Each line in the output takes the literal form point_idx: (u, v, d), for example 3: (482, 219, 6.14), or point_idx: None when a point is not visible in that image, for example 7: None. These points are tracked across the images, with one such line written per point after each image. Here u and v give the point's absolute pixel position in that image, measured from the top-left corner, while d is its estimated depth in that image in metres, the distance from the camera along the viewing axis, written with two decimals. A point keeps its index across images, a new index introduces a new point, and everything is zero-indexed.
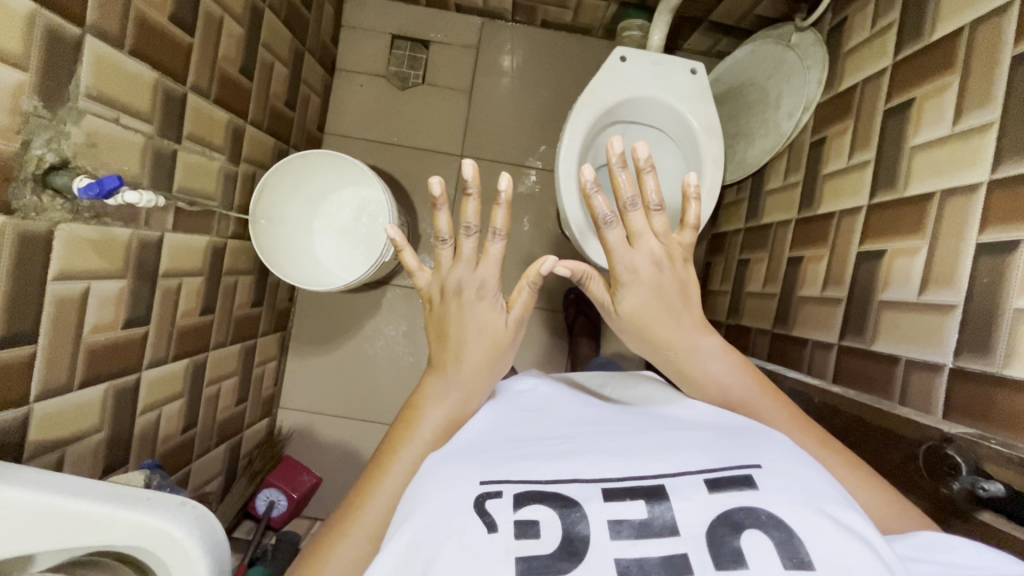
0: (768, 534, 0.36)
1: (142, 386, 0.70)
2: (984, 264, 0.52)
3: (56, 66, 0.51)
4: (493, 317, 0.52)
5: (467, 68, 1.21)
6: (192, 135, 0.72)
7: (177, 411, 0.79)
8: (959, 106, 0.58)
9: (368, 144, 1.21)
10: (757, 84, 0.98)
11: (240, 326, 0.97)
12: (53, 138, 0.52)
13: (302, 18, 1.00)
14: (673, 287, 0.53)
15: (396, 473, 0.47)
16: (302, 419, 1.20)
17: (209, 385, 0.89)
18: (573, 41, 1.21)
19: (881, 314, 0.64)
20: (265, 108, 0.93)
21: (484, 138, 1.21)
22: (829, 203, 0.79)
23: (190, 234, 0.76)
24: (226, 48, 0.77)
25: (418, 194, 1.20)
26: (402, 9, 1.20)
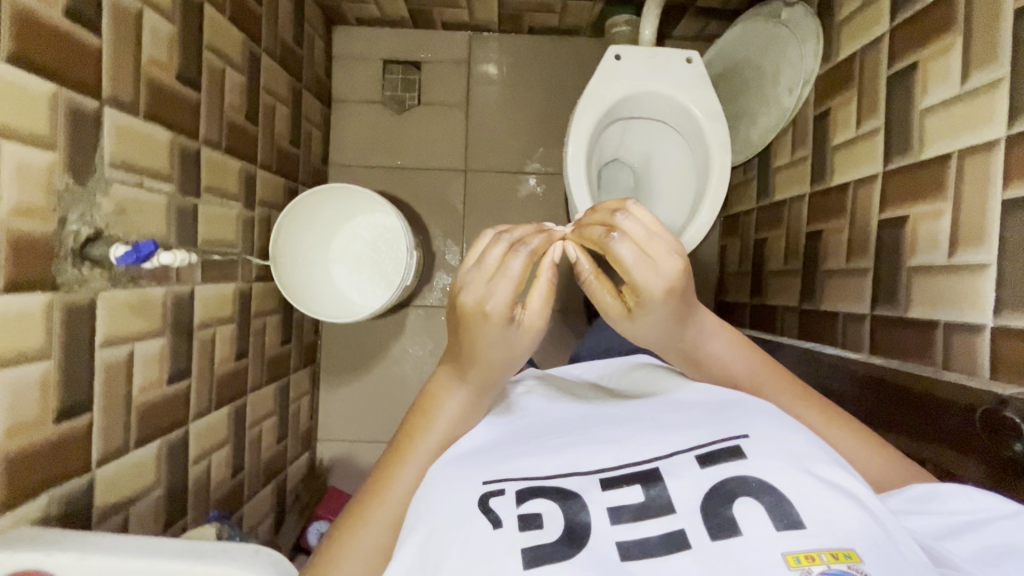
0: (760, 500, 0.37)
1: (191, 438, 0.72)
2: (1013, 219, 0.52)
3: (82, 141, 0.52)
4: (504, 330, 0.47)
5: (461, 83, 1.22)
6: (210, 187, 0.74)
7: (225, 457, 0.81)
8: (967, 64, 0.58)
9: (373, 170, 1.22)
10: (752, 63, 0.98)
11: (273, 365, 0.99)
12: (85, 211, 0.53)
13: (296, 56, 1.02)
14: (690, 286, 0.49)
15: (415, 462, 0.49)
16: (341, 449, 1.22)
17: (251, 427, 0.90)
18: (562, 43, 1.22)
19: (912, 280, 0.64)
20: (273, 150, 0.95)
21: (486, 149, 1.22)
22: (842, 173, 0.79)
23: (218, 283, 0.78)
24: (231, 97, 0.79)
25: (428, 213, 1.22)
26: (390, 34, 1.21)
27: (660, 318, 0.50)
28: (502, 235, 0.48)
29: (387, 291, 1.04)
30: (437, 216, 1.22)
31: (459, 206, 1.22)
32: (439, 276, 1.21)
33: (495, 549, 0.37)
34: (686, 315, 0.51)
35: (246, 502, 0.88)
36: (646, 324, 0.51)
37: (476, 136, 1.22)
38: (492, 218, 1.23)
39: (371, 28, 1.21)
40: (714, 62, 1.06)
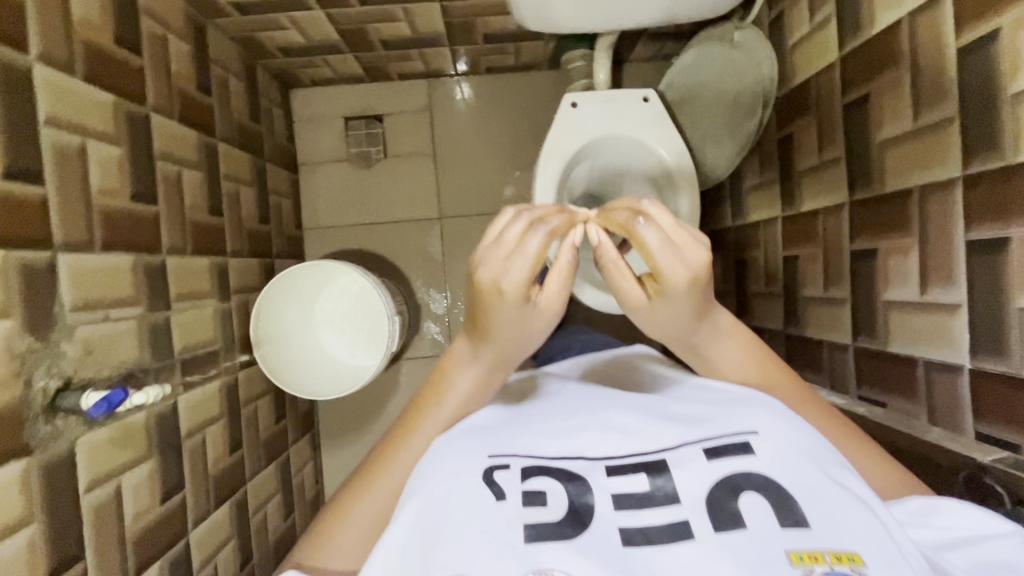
0: (767, 497, 0.39)
1: (192, 548, 0.72)
2: (979, 261, 0.52)
3: (39, 295, 0.52)
4: (520, 313, 0.49)
5: (426, 132, 1.21)
6: (180, 294, 0.74)
7: (229, 554, 0.81)
8: (917, 101, 0.57)
9: (347, 229, 1.21)
10: (709, 87, 0.95)
11: (270, 445, 0.98)
12: (52, 364, 0.53)
13: (255, 133, 1.01)
14: (711, 280, 0.49)
15: (424, 433, 0.50)
16: None
17: (254, 514, 0.90)
18: (522, 79, 1.21)
19: (889, 315, 0.64)
20: (242, 234, 0.94)
21: (458, 195, 1.22)
22: (809, 201, 0.79)
23: (201, 386, 0.77)
24: (192, 197, 0.78)
25: (407, 265, 1.21)
26: (349, 90, 1.20)
27: (681, 309, 0.50)
28: (524, 214, 0.48)
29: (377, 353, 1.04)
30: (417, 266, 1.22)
31: (438, 254, 1.21)
32: (426, 326, 1.21)
33: (501, 520, 0.39)
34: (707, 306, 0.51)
35: None
36: (668, 314, 0.50)
37: (447, 183, 1.22)
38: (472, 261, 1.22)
39: (329, 87, 1.20)
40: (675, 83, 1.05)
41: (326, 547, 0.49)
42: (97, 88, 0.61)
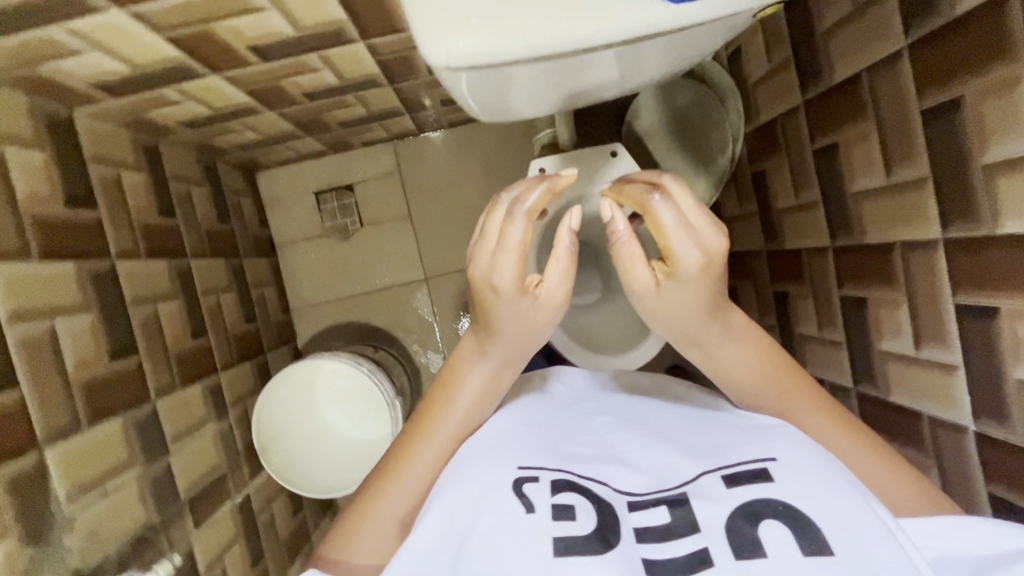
0: (785, 523, 0.43)
1: None
2: (960, 308, 0.62)
3: (33, 501, 0.58)
4: (521, 306, 0.54)
5: (398, 195, 1.19)
6: (175, 434, 0.79)
7: None
8: (886, 153, 0.69)
9: (333, 303, 1.20)
10: (683, 117, 1.06)
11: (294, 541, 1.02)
12: (55, 564, 0.59)
13: (225, 234, 1.02)
14: (719, 264, 0.54)
15: (445, 421, 0.57)
16: None
17: None
18: (488, 126, 1.18)
19: (879, 316, 0.76)
20: (229, 342, 0.97)
21: (439, 253, 1.20)
22: (794, 236, 0.91)
23: (210, 521, 0.82)
24: (172, 330, 0.83)
25: (400, 333, 1.20)
26: (315, 164, 1.18)
27: (686, 294, 0.55)
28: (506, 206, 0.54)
29: None
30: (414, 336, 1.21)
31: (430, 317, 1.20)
32: None
33: (530, 531, 0.44)
34: (716, 302, 0.56)
35: None
36: (674, 301, 0.55)
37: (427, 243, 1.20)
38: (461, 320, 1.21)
39: (292, 165, 1.18)
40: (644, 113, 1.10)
41: (352, 544, 0.55)
42: (55, 260, 0.65)
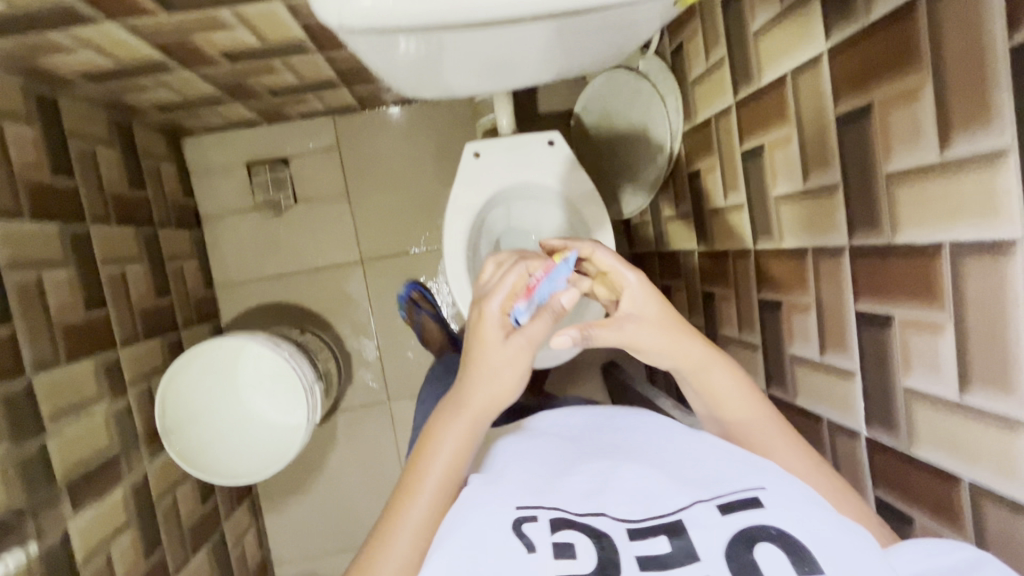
0: (781, 549, 0.50)
1: (74, 538, 0.98)
2: (873, 330, 0.77)
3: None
4: (506, 364, 0.69)
5: (328, 177, 1.70)
6: (56, 405, 1.02)
7: (128, 541, 1.11)
8: (800, 162, 0.90)
9: (258, 280, 1.70)
10: (624, 109, 1.52)
11: (195, 527, 1.34)
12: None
13: (134, 202, 1.41)
14: (672, 320, 0.76)
15: (422, 496, 0.65)
16: (309, 529, 1.67)
17: (160, 499, 1.25)
18: (436, 111, 1.72)
19: (894, 203, 0.72)
20: (136, 317, 1.33)
21: (372, 238, 1.72)
22: (718, 230, 1.22)
23: (86, 440, 1.07)
24: (59, 300, 1.09)
25: (329, 309, 1.70)
26: (243, 147, 1.69)
27: (648, 339, 0.75)
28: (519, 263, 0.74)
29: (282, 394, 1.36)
30: (382, 310, 1.70)
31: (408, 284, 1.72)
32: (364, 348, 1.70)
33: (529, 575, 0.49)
34: (665, 333, 0.76)
35: None
36: (658, 343, 0.76)
37: (363, 227, 1.72)
38: (390, 289, 1.71)
39: (223, 142, 1.69)
40: (588, 111, 1.66)
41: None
42: (39, 219, 1.08)
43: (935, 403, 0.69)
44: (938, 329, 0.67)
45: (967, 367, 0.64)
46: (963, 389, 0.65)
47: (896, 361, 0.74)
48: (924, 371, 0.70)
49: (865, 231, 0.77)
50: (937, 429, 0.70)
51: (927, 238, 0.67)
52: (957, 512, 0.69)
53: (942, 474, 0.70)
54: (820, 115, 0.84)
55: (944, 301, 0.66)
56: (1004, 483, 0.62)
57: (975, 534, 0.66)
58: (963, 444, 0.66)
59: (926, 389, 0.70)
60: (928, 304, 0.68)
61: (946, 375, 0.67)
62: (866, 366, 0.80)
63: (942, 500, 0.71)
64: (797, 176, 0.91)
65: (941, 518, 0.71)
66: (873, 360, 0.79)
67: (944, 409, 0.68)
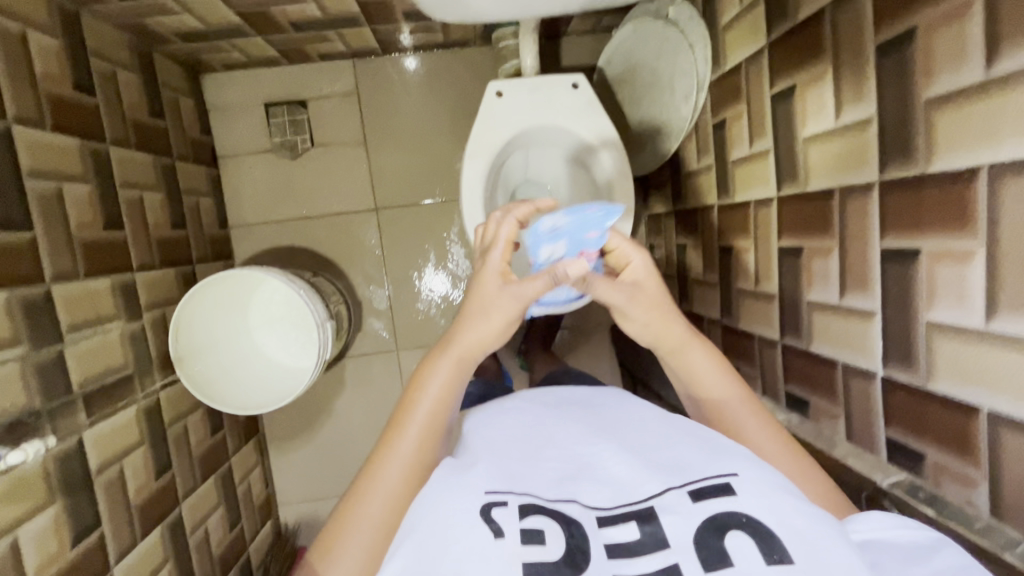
0: (749, 534, 0.50)
1: (89, 448, 1.03)
2: (896, 272, 0.77)
3: (15, 312, 0.93)
4: (492, 316, 0.73)
5: (345, 122, 1.68)
6: (74, 321, 1.06)
7: (140, 456, 1.16)
8: (837, 107, 0.86)
9: (272, 223, 1.70)
10: (650, 62, 1.44)
11: (203, 454, 1.40)
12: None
13: (153, 128, 1.41)
14: (665, 304, 0.79)
15: (405, 436, 0.68)
16: (316, 465, 1.74)
17: (173, 424, 1.30)
18: (455, 55, 1.67)
19: (932, 129, 0.69)
20: (152, 246, 1.35)
21: (387, 187, 1.70)
22: (742, 189, 1.18)
23: (101, 357, 1.11)
24: (79, 219, 1.11)
25: (344, 255, 1.71)
26: (261, 87, 1.67)
27: (637, 309, 0.79)
28: (510, 217, 0.77)
29: (296, 338, 1.49)
30: (394, 259, 1.71)
31: (422, 232, 1.71)
32: (376, 294, 1.72)
33: (500, 558, 0.49)
34: (649, 300, 0.79)
35: None
36: (647, 318, 0.79)
37: (379, 175, 1.70)
38: (404, 238, 1.71)
39: (240, 81, 1.67)
40: (611, 65, 1.62)
41: (329, 561, 0.62)
42: (62, 136, 1.09)
43: (959, 333, 0.68)
44: (970, 259, 0.66)
45: (996, 290, 0.63)
46: (990, 315, 0.64)
47: (920, 293, 0.73)
48: (950, 303, 0.69)
49: (897, 162, 0.75)
50: (958, 361, 0.69)
51: (965, 162, 0.65)
52: (971, 446, 0.69)
53: (957, 405, 0.70)
54: (862, 79, 0.80)
55: (978, 228, 0.64)
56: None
57: (989, 463, 0.67)
58: (985, 371, 0.66)
59: (948, 320, 0.70)
60: (961, 232, 0.66)
61: (974, 305, 0.66)
62: (888, 304, 0.79)
63: (955, 433, 0.71)
64: (829, 116, 0.88)
65: (952, 452, 0.72)
66: (895, 297, 0.77)
67: (969, 339, 0.67)
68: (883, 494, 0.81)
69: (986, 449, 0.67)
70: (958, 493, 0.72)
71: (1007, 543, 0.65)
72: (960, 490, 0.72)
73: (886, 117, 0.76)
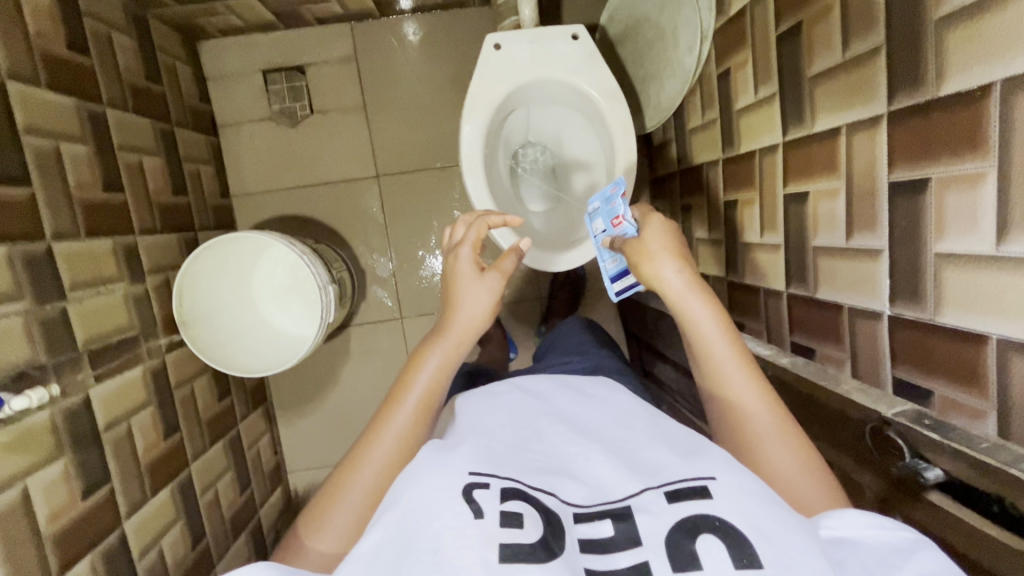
0: (720, 538, 0.50)
1: (95, 405, 1.07)
2: (902, 206, 0.77)
3: (16, 269, 0.94)
4: (482, 293, 0.79)
5: (344, 89, 1.66)
6: (78, 282, 1.08)
7: (147, 414, 1.20)
8: (846, 51, 0.84)
9: (274, 193, 1.70)
10: (654, 18, 1.38)
11: (210, 415, 1.44)
12: None
13: (149, 86, 1.39)
14: (681, 256, 0.81)
15: (406, 408, 0.70)
16: (324, 427, 1.79)
17: (179, 388, 1.33)
18: (457, 12, 1.63)
19: (945, 63, 0.68)
20: (154, 211, 1.35)
21: (389, 151, 1.69)
22: (749, 143, 1.17)
23: (105, 320, 1.14)
24: (80, 180, 1.11)
25: (346, 223, 1.71)
26: (257, 53, 1.64)
27: (655, 247, 0.82)
28: (479, 221, 0.87)
29: (298, 314, 1.52)
30: (396, 224, 1.71)
31: (427, 193, 1.70)
32: (379, 260, 1.73)
33: (479, 534, 0.49)
34: (677, 246, 0.83)
35: (215, 558, 1.36)
36: (660, 269, 0.80)
37: (381, 140, 1.68)
38: (407, 202, 1.71)
39: (236, 48, 1.64)
40: (614, 21, 1.57)
41: (318, 531, 0.65)
42: (60, 96, 1.09)
43: (969, 260, 0.68)
44: (978, 179, 0.65)
45: (1007, 215, 0.63)
46: (1002, 238, 0.64)
47: (929, 224, 0.73)
48: (959, 232, 0.69)
49: (907, 91, 0.74)
50: (965, 290, 0.70)
51: (974, 81, 0.64)
52: (978, 374, 0.70)
53: (963, 335, 0.71)
54: (873, 33, 0.79)
55: (990, 148, 0.64)
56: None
57: (998, 390, 0.67)
58: (992, 298, 0.66)
59: (956, 250, 0.70)
60: (973, 154, 0.66)
61: (985, 230, 0.66)
62: (895, 243, 0.80)
63: (962, 363, 0.72)
64: (837, 51, 0.86)
65: (959, 385, 0.73)
66: (902, 232, 0.78)
67: (979, 265, 0.67)
68: (887, 425, 0.79)
69: (995, 377, 0.67)
70: (965, 426, 0.73)
71: (1015, 459, 0.64)
72: (968, 424, 0.72)
73: (897, 76, 0.75)
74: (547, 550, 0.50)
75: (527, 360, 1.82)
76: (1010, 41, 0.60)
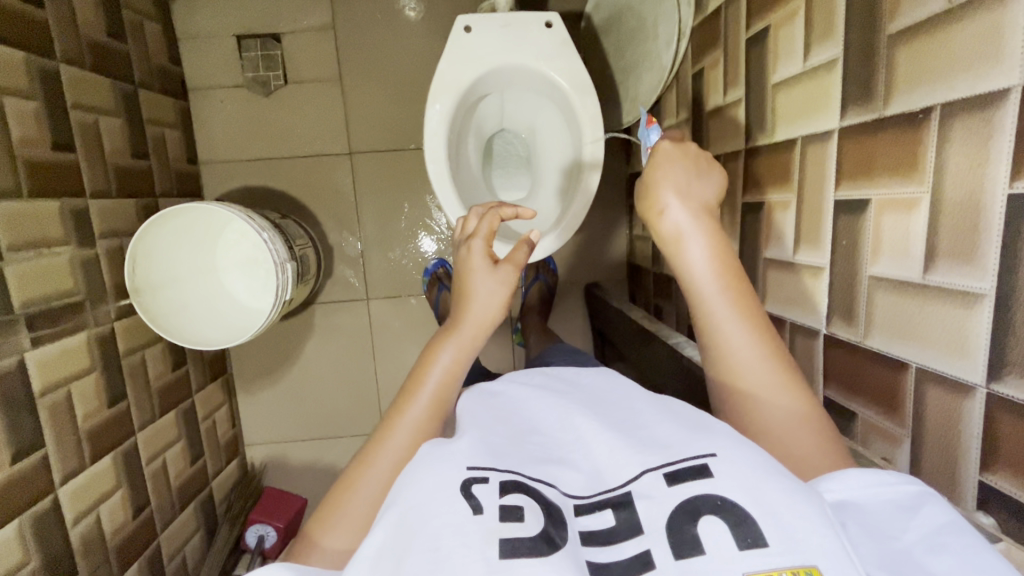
0: (723, 519, 0.50)
1: (32, 370, 1.03)
2: (845, 217, 0.82)
3: None
4: (496, 286, 0.79)
5: (319, 61, 1.62)
6: (18, 244, 1.03)
7: (91, 380, 1.17)
8: (808, 64, 0.88)
9: (242, 162, 1.66)
10: (636, 10, 1.41)
11: (162, 386, 1.41)
12: None
13: (111, 42, 1.33)
14: (689, 195, 0.84)
15: (418, 405, 0.70)
16: (284, 404, 1.77)
17: (129, 356, 1.30)
18: None
19: (893, 81, 0.72)
20: (110, 173, 1.30)
21: (363, 127, 1.66)
22: (717, 146, 1.22)
23: (48, 283, 1.10)
24: (25, 137, 1.06)
25: (316, 199, 1.68)
26: (231, 15, 1.58)
27: (667, 177, 0.85)
28: (491, 212, 0.88)
29: (263, 288, 1.49)
30: (367, 202, 1.70)
31: (401, 173, 1.69)
32: (347, 238, 1.71)
33: (479, 532, 0.50)
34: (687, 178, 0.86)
35: (159, 528, 1.34)
36: (662, 199, 0.84)
37: (355, 115, 1.66)
38: (380, 180, 1.69)
39: (209, 8, 1.58)
40: (598, 10, 1.58)
41: (329, 528, 0.65)
42: (6, 47, 1.03)
43: (899, 285, 0.74)
44: (913, 208, 0.70)
45: (934, 246, 0.67)
46: (928, 267, 0.68)
47: (867, 248, 0.78)
48: (891, 257, 0.74)
49: (858, 105, 0.79)
50: (892, 316, 0.75)
51: (917, 104, 0.69)
52: (898, 401, 0.76)
53: (887, 359, 0.77)
54: (832, 49, 0.83)
55: (925, 177, 0.68)
56: (952, 361, 0.67)
57: (912, 416, 0.74)
58: (913, 324, 0.72)
59: (886, 275, 0.75)
60: (911, 180, 0.70)
61: (914, 258, 0.71)
62: (835, 262, 0.85)
63: (886, 389, 0.78)
64: (797, 59, 0.91)
65: (881, 411, 0.80)
66: (843, 251, 0.83)
67: (907, 291, 0.72)
68: None
69: (912, 403, 0.73)
70: (883, 449, 0.80)
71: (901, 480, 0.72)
72: (883, 447, 0.80)
73: (849, 95, 0.80)
74: (548, 541, 0.50)
75: (491, 346, 1.85)
76: (949, 70, 0.64)
